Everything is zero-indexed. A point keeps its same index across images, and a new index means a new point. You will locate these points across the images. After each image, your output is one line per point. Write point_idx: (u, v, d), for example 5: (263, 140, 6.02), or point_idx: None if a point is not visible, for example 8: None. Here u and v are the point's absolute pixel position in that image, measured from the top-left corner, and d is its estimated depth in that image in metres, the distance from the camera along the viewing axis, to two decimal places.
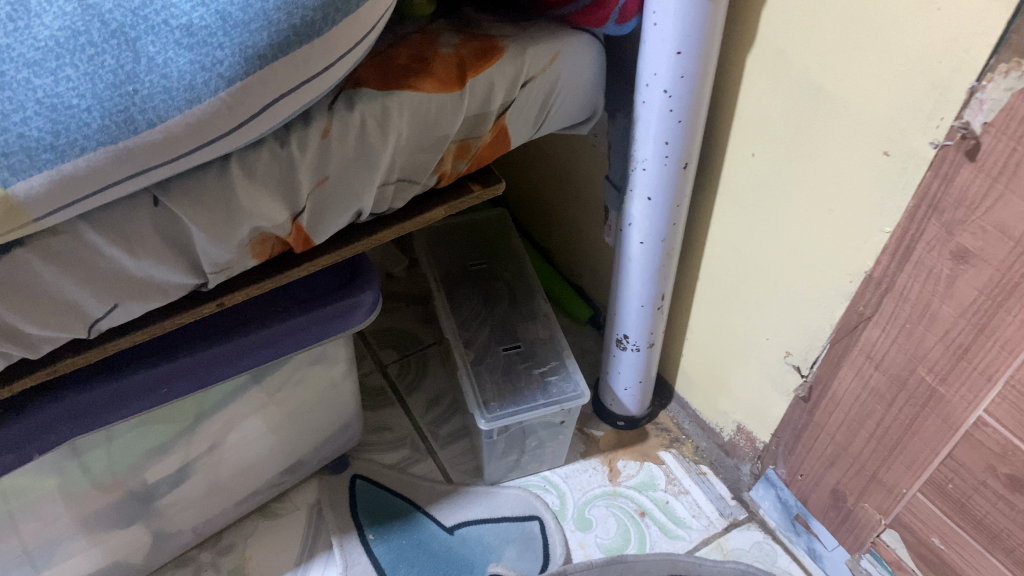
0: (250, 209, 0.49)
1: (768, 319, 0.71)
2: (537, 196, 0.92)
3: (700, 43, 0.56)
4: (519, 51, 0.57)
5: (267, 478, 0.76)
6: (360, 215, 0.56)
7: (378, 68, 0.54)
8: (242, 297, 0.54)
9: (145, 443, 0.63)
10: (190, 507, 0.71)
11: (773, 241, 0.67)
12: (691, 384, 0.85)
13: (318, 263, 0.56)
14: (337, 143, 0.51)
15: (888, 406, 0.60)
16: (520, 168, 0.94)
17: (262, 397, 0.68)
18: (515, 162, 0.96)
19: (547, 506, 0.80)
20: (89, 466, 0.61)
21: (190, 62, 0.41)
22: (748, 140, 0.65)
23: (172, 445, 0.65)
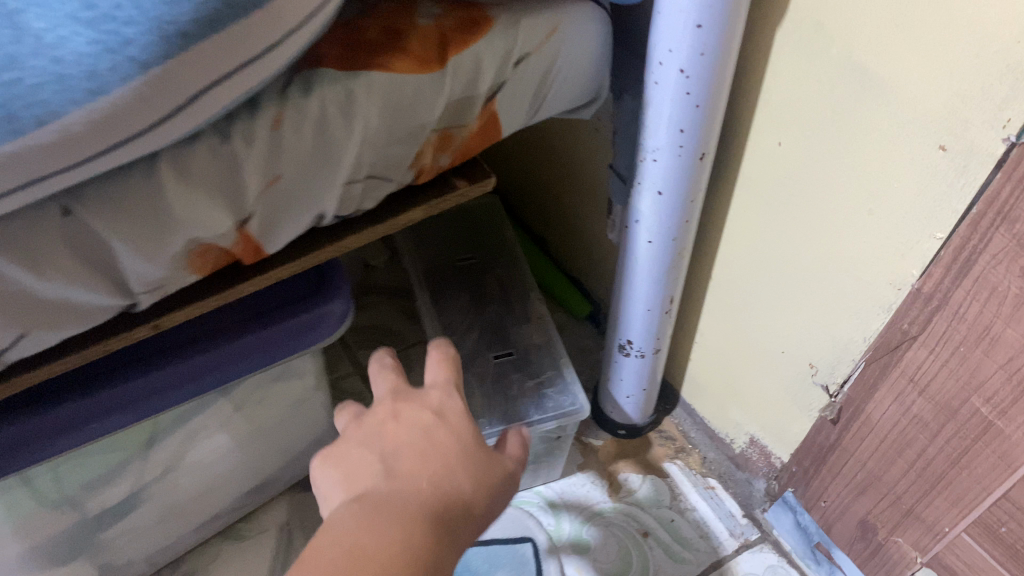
0: (186, 218, 0.41)
1: (790, 328, 0.63)
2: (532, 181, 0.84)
3: (724, 13, 0.47)
4: (511, 23, 0.48)
5: (229, 501, 0.68)
6: (322, 219, 0.47)
7: (341, 44, 0.45)
8: (182, 318, 0.46)
9: (82, 475, 0.55)
10: (144, 535, 0.64)
11: (800, 242, 0.59)
12: (700, 390, 0.77)
13: (274, 275, 0.47)
14: (291, 135, 0.43)
15: (933, 436, 0.52)
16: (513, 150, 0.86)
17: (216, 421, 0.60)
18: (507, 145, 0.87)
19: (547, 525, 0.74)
20: (15, 507, 0.53)
21: (89, 41, 0.32)
22: (775, 127, 0.56)
23: (115, 476, 0.58)
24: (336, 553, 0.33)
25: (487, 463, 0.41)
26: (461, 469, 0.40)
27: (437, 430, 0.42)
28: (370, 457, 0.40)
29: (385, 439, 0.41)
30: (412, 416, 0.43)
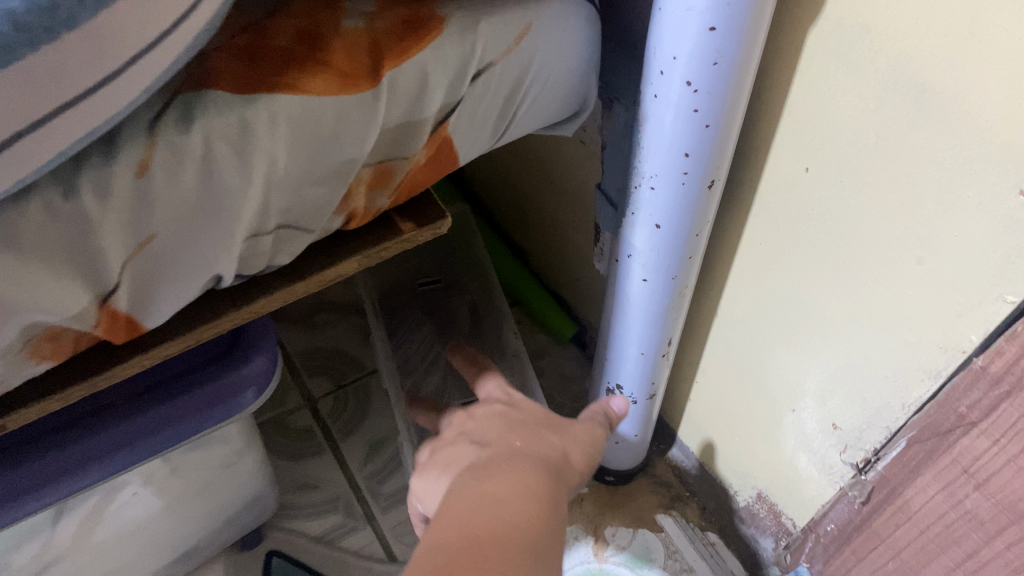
0: (20, 302, 0.30)
1: (811, 382, 0.53)
2: (513, 195, 0.76)
3: (746, 13, 0.36)
4: (470, 24, 0.37)
5: (152, 568, 0.60)
6: (220, 281, 0.36)
7: (240, 53, 0.34)
8: (36, 414, 0.35)
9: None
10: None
11: (826, 286, 0.49)
12: (700, 433, 0.67)
13: (157, 355, 0.36)
14: (165, 184, 0.31)
15: (989, 538, 0.43)
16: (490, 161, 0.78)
17: (131, 489, 0.51)
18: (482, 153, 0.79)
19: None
20: None
21: None
22: (802, 150, 0.45)
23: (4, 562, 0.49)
24: (475, 534, 0.30)
25: (566, 420, 0.48)
26: (550, 432, 0.44)
27: (514, 413, 0.47)
28: (463, 444, 0.43)
29: (470, 431, 0.46)
30: (487, 413, 0.48)
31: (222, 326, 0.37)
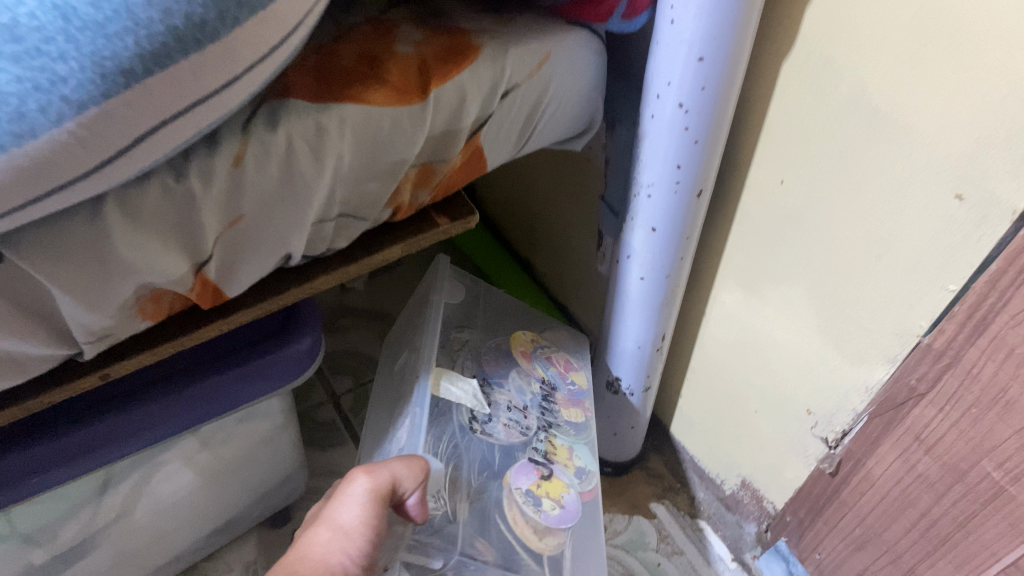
0: (137, 263, 0.37)
1: (787, 373, 0.60)
2: (521, 211, 0.83)
3: (728, 46, 0.44)
4: (500, 52, 0.45)
5: (193, 540, 0.67)
6: (289, 259, 0.44)
7: (313, 72, 0.41)
8: (134, 366, 0.42)
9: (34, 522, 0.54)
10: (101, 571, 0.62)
11: (800, 285, 0.56)
12: (690, 428, 0.74)
13: (233, 319, 0.44)
14: (253, 173, 0.38)
15: (938, 498, 0.50)
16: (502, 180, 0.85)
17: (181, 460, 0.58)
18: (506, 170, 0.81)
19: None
20: None
21: (15, 79, 0.28)
22: (778, 164, 0.53)
23: (71, 518, 0.55)
24: None
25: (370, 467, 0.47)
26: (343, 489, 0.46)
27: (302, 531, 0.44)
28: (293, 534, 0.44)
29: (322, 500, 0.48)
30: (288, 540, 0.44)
31: (285, 299, 0.45)
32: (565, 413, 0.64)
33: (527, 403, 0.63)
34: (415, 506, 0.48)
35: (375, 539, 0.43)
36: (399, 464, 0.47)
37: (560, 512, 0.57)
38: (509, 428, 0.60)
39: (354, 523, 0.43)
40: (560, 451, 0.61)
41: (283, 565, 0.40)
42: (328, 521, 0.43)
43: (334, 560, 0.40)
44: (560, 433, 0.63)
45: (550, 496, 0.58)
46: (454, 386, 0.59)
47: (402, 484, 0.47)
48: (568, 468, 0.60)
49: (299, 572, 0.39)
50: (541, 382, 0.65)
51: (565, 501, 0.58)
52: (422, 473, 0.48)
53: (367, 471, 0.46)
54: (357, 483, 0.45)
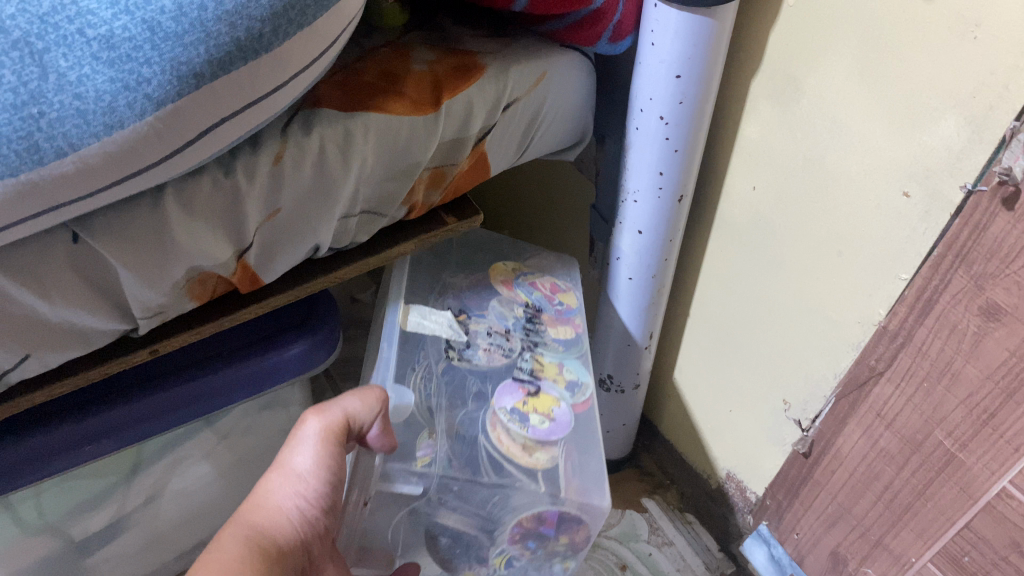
0: (190, 248, 0.42)
1: (764, 368, 0.66)
2: (515, 222, 0.89)
3: (702, 65, 0.51)
4: (503, 71, 0.51)
5: (215, 524, 0.73)
6: (317, 248, 0.50)
7: (340, 86, 0.47)
8: (180, 343, 0.48)
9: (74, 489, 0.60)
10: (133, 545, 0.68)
11: (770, 283, 0.62)
12: (677, 426, 0.80)
13: (266, 303, 0.50)
14: (291, 170, 0.44)
15: (899, 469, 0.55)
16: (497, 193, 0.91)
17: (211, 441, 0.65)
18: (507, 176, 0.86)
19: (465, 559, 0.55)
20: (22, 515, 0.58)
21: (110, 80, 0.34)
22: (750, 172, 0.59)
23: (107, 497, 0.63)
24: None
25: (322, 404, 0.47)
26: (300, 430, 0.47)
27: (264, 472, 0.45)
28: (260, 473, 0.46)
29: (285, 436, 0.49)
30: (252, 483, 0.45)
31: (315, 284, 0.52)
32: (553, 332, 0.64)
33: (510, 327, 0.63)
34: (377, 439, 0.49)
35: (329, 482, 0.45)
36: (354, 398, 0.48)
37: (550, 425, 0.55)
38: (490, 355, 0.61)
39: (308, 470, 0.44)
40: (548, 367, 0.60)
41: (241, 518, 0.42)
42: (284, 467, 0.45)
43: (287, 511, 0.43)
44: (547, 351, 0.62)
45: (536, 410, 0.56)
46: (426, 320, 0.62)
47: (361, 417, 0.48)
48: (557, 383, 0.59)
49: (255, 522, 0.42)
50: (527, 307, 0.65)
51: (555, 413, 0.56)
52: (379, 404, 0.49)
53: (321, 409, 0.47)
54: (311, 424, 0.46)
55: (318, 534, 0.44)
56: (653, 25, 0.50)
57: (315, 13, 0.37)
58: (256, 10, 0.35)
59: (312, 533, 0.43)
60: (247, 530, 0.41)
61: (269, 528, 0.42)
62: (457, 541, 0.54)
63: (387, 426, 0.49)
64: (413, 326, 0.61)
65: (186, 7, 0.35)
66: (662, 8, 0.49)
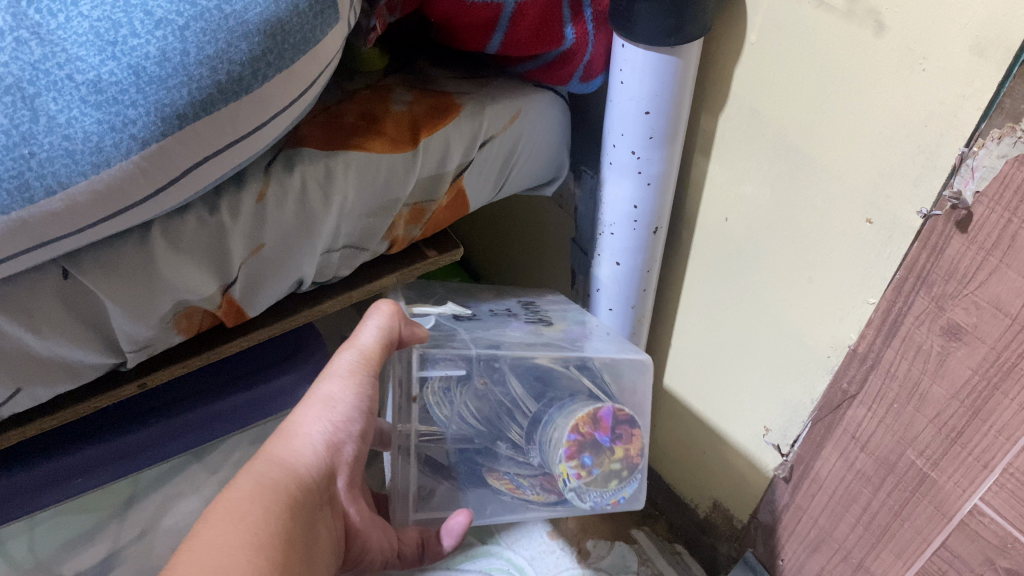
0: (176, 281, 0.44)
1: (745, 394, 0.67)
2: (498, 254, 0.92)
3: (671, 102, 0.52)
4: (479, 109, 0.53)
5: None
6: (300, 283, 0.52)
7: (323, 127, 0.49)
8: (167, 376, 0.50)
9: (66, 515, 0.64)
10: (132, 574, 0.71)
11: (746, 310, 0.63)
12: (665, 453, 0.83)
13: (253, 336, 0.52)
14: (274, 208, 0.46)
15: (876, 489, 0.57)
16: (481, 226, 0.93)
17: (205, 472, 0.68)
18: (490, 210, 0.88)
19: (524, 470, 0.58)
20: None
21: (97, 122, 0.35)
22: (721, 205, 0.61)
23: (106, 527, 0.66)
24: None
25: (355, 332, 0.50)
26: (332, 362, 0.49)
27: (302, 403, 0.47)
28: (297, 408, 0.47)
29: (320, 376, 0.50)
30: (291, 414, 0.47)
31: (301, 318, 0.54)
32: (553, 306, 0.69)
33: (503, 304, 0.67)
34: (407, 337, 0.52)
35: (358, 408, 0.47)
36: (373, 323, 0.50)
37: (565, 330, 0.63)
38: (496, 315, 0.65)
39: (338, 394, 0.47)
40: (552, 315, 0.67)
41: (270, 445, 0.44)
42: (314, 396, 0.47)
43: (314, 431, 0.45)
44: (552, 310, 0.68)
45: (550, 328, 0.63)
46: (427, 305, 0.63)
47: (389, 333, 0.51)
48: (565, 319, 0.66)
49: (287, 450, 0.43)
50: (518, 300, 0.69)
51: (570, 328, 0.64)
52: (396, 318, 0.51)
53: (349, 341, 0.49)
54: (344, 356, 0.48)
55: (347, 453, 0.46)
56: (621, 64, 0.52)
57: (291, 56, 0.39)
58: (236, 54, 0.37)
59: (338, 453, 0.45)
60: (270, 449, 0.43)
61: (294, 446, 0.43)
62: (517, 447, 0.58)
63: (407, 328, 0.53)
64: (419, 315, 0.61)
65: (170, 52, 0.36)
66: (629, 48, 0.51)
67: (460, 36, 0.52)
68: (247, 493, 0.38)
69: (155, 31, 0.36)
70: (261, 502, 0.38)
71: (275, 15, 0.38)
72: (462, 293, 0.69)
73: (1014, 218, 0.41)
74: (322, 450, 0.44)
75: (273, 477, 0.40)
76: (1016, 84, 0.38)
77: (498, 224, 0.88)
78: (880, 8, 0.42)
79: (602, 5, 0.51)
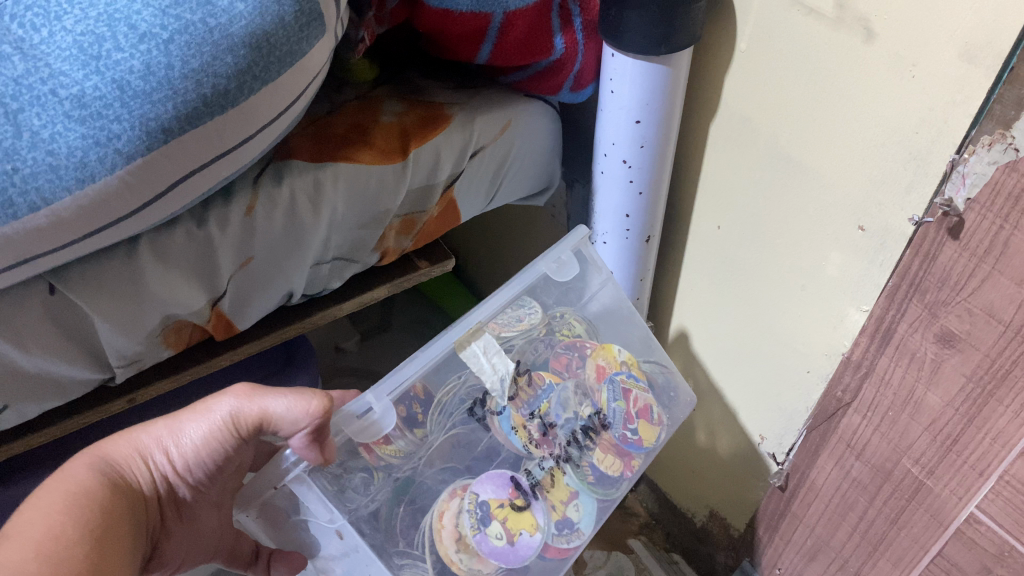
0: (164, 295, 0.44)
1: (740, 403, 0.67)
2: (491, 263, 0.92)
3: (662, 111, 0.52)
4: (469, 119, 0.53)
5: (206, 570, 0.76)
6: (289, 295, 0.52)
7: (312, 139, 0.49)
8: (156, 392, 0.50)
9: None
10: None
11: (741, 318, 0.63)
12: (660, 462, 0.83)
13: (241, 349, 0.52)
14: (263, 221, 0.46)
15: (872, 498, 0.57)
16: (472, 236, 0.93)
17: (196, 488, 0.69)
18: (482, 220, 0.88)
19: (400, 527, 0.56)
20: None
21: (81, 136, 0.35)
22: (713, 213, 0.60)
23: None
24: None
25: (249, 398, 0.44)
26: (213, 402, 0.45)
27: (169, 424, 0.45)
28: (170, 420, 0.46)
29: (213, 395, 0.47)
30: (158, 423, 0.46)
31: (290, 330, 0.54)
32: (598, 457, 0.60)
33: (561, 422, 0.61)
34: (299, 450, 0.45)
35: (207, 454, 0.45)
36: (281, 405, 0.44)
37: (503, 546, 0.55)
38: (505, 419, 0.59)
39: (190, 439, 0.45)
40: (557, 491, 0.58)
41: (107, 445, 0.44)
42: (178, 422, 0.45)
43: (151, 456, 0.45)
44: (573, 472, 0.60)
45: (504, 520, 0.56)
46: (483, 359, 0.58)
47: (286, 429, 0.44)
48: (551, 513, 0.58)
49: (114, 459, 0.44)
50: (596, 411, 0.62)
51: (521, 540, 0.55)
52: (312, 422, 0.44)
53: (248, 398, 0.45)
54: (223, 405, 0.44)
55: (182, 484, 0.47)
56: (611, 74, 0.52)
57: (278, 69, 0.39)
58: (222, 67, 0.37)
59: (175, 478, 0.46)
60: (110, 449, 0.44)
61: (128, 461, 0.44)
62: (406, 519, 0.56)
63: (315, 442, 0.45)
64: (366, 404, 0.51)
65: (155, 66, 0.36)
66: (619, 58, 0.50)
67: (450, 47, 0.51)
68: (48, 510, 0.38)
69: (139, 45, 0.35)
70: (59, 519, 0.37)
71: (261, 28, 0.38)
72: (575, 350, 0.63)
73: (1006, 224, 0.40)
74: (153, 476, 0.45)
75: (103, 479, 0.42)
76: (1005, 90, 0.38)
77: (491, 234, 0.88)
78: (869, 15, 0.42)
79: (590, 15, 0.51)
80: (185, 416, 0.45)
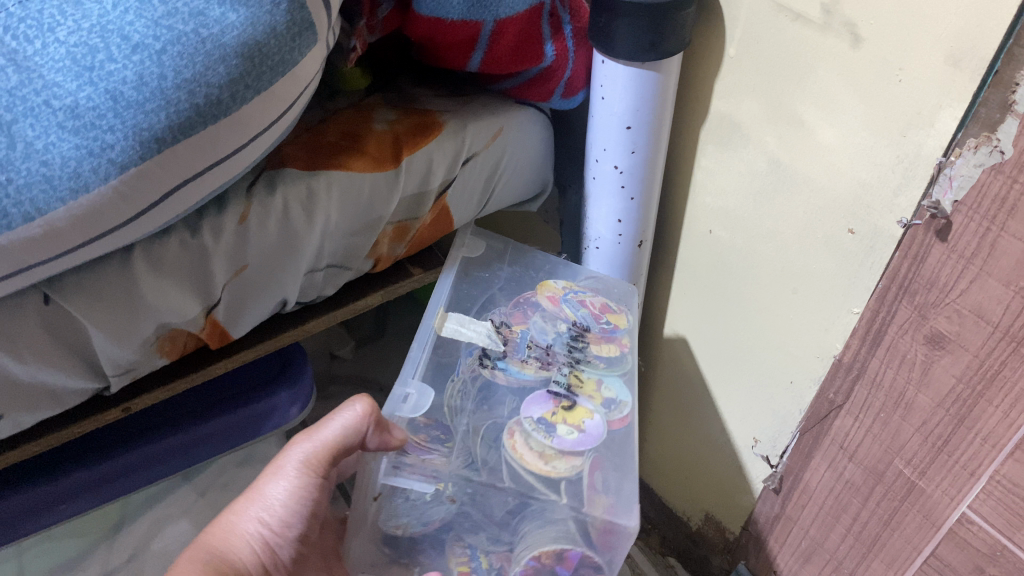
0: (159, 304, 0.44)
1: (734, 406, 0.68)
2: None
3: (652, 117, 0.52)
4: (461, 126, 0.54)
5: None
6: (283, 303, 0.52)
7: (304, 147, 0.50)
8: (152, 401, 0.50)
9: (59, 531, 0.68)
10: None
11: (734, 321, 0.63)
12: (656, 466, 0.84)
13: (237, 357, 0.52)
14: (256, 229, 0.46)
15: (865, 499, 0.57)
16: None
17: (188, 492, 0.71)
18: None
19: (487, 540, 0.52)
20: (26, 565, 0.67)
21: (76, 147, 0.35)
22: (705, 217, 0.61)
23: (92, 551, 0.69)
24: None
25: (311, 435, 0.48)
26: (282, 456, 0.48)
27: (252, 495, 0.48)
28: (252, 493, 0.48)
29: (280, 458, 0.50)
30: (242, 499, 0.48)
31: (291, 335, 0.54)
32: (597, 350, 0.58)
33: (552, 343, 0.58)
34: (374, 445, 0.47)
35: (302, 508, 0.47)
36: (339, 420, 0.47)
37: (579, 435, 0.51)
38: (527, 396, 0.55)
39: (278, 499, 0.47)
40: (585, 384, 0.55)
41: (207, 539, 0.46)
42: (260, 490, 0.48)
43: (247, 531, 0.46)
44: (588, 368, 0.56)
45: (566, 420, 0.52)
46: (465, 328, 0.56)
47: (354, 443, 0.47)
48: (594, 399, 0.54)
49: (218, 550, 0.46)
50: (573, 323, 0.59)
51: (588, 423, 0.51)
52: (367, 421, 0.47)
53: (311, 435, 0.48)
54: (294, 452, 0.47)
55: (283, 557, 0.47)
56: (602, 80, 0.52)
57: (269, 78, 0.39)
58: (214, 76, 0.37)
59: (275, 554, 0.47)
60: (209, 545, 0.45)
61: (229, 544, 0.46)
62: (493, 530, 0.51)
63: (384, 433, 0.47)
64: (402, 391, 0.52)
65: (147, 76, 0.36)
66: (609, 64, 0.51)
67: (441, 54, 0.52)
68: None
69: (132, 56, 0.36)
70: None
71: (252, 38, 0.38)
72: (524, 301, 0.60)
73: (992, 225, 0.41)
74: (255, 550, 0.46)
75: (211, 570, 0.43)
76: (990, 93, 0.38)
77: None
78: (856, 20, 0.43)
79: (580, 22, 0.51)
80: (265, 479, 0.48)
